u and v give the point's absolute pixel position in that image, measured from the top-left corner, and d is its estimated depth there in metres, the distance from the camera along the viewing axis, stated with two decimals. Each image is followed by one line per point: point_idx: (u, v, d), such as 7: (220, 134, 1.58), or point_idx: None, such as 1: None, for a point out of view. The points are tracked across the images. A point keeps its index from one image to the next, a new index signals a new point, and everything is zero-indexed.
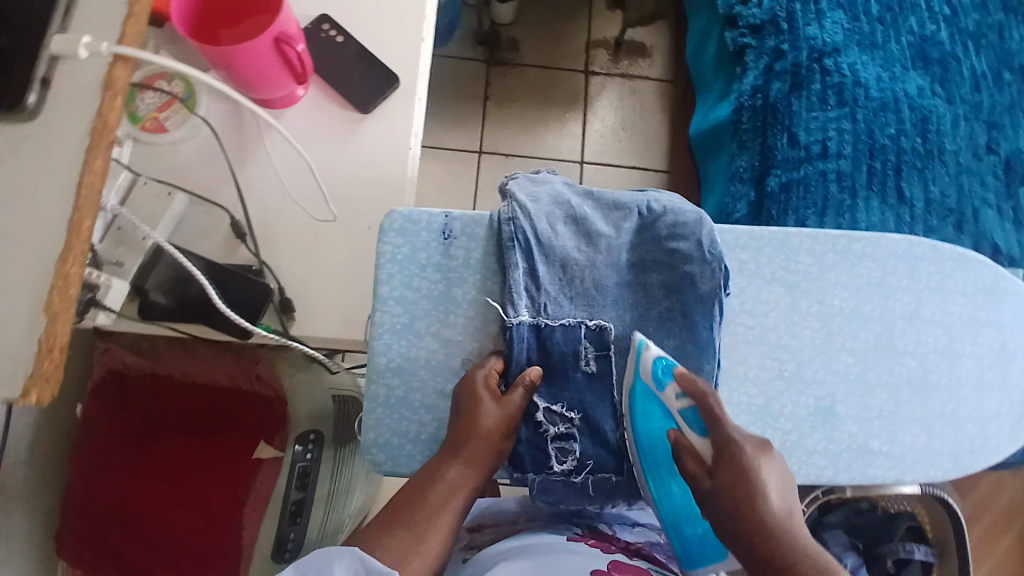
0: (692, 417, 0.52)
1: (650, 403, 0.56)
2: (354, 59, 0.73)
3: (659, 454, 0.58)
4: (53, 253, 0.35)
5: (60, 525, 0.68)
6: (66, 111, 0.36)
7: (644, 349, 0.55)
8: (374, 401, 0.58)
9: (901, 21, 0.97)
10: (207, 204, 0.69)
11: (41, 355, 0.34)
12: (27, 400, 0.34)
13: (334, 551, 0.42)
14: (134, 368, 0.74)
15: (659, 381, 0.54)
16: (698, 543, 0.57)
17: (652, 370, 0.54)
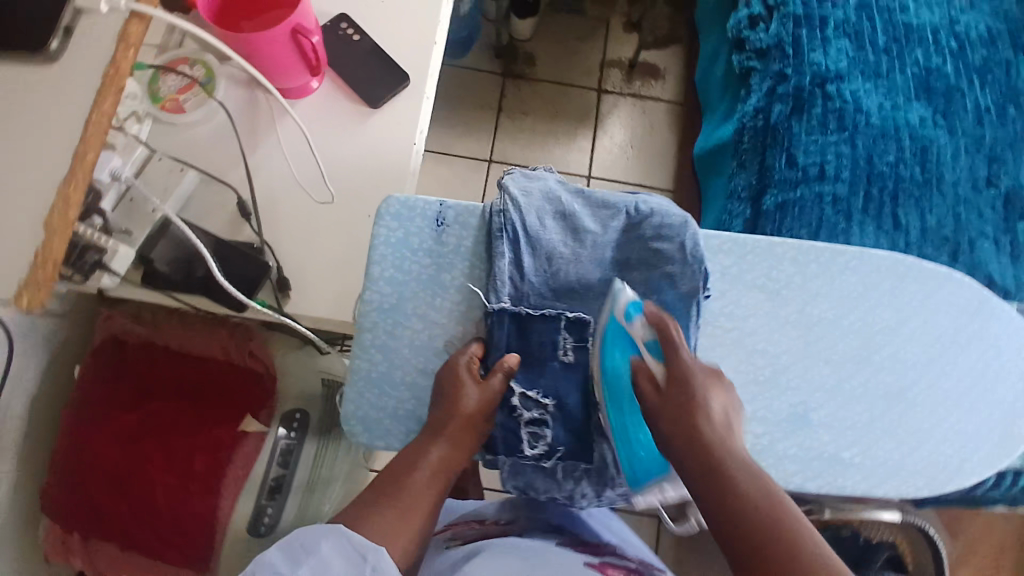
0: (654, 346, 0.56)
1: (618, 337, 0.59)
2: (367, 56, 0.76)
3: (622, 387, 0.59)
4: (58, 178, 0.41)
5: (51, 478, 0.72)
6: (78, 62, 0.44)
7: (619, 289, 0.59)
8: (357, 373, 0.61)
9: (907, 52, 0.99)
10: (215, 183, 0.72)
11: (36, 265, 0.41)
12: (20, 302, 0.40)
13: (320, 529, 0.43)
14: (134, 335, 0.77)
15: (628, 316, 0.58)
16: (645, 471, 0.58)
17: (623, 306, 0.58)
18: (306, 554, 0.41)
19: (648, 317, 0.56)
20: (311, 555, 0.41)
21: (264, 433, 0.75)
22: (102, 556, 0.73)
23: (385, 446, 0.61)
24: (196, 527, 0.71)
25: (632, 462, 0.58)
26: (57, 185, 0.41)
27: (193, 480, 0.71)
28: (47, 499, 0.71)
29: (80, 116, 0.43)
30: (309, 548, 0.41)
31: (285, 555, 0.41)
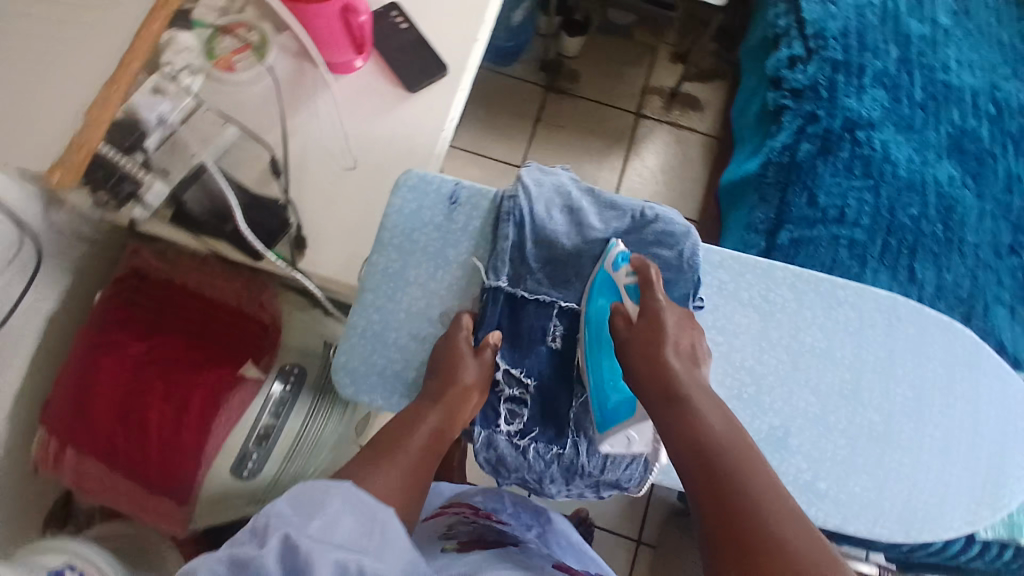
0: (634, 289, 0.61)
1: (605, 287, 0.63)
2: (412, 45, 0.80)
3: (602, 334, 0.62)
4: None
5: (54, 393, 0.76)
6: None
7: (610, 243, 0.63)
8: (352, 330, 0.64)
9: (943, 112, 0.99)
10: (253, 141, 0.77)
11: None
12: None
13: (330, 485, 0.46)
14: (156, 272, 0.82)
15: (616, 266, 0.62)
16: (614, 412, 0.60)
17: (612, 257, 0.63)
18: (316, 508, 0.44)
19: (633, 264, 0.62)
20: (320, 508, 0.44)
21: (260, 381, 0.78)
22: (89, 475, 0.76)
23: (368, 402, 0.63)
24: (183, 457, 0.74)
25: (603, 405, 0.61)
26: None
27: (187, 414, 0.74)
28: (47, 412, 0.75)
29: None
30: (319, 501, 0.44)
31: (294, 505, 0.43)
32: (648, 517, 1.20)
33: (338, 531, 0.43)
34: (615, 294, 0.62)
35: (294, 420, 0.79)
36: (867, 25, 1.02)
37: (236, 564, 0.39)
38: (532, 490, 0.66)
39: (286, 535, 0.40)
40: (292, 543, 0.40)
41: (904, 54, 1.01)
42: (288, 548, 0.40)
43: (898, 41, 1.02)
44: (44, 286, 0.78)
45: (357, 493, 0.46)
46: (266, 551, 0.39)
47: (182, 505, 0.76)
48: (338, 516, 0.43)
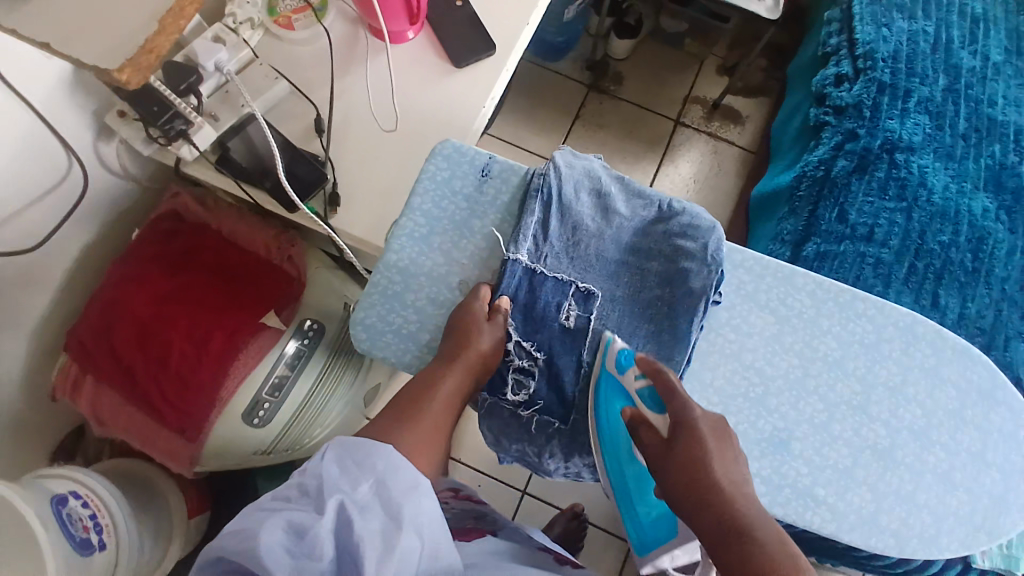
0: (647, 396, 0.59)
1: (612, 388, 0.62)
2: (463, 22, 0.82)
3: (618, 438, 0.63)
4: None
5: (81, 320, 0.79)
6: None
7: (611, 342, 0.62)
8: (374, 287, 0.65)
9: (984, 144, 0.97)
10: (302, 98, 0.80)
11: (143, 52, 0.50)
12: (120, 75, 0.50)
13: (373, 447, 0.51)
14: (194, 215, 0.85)
15: (621, 366, 0.61)
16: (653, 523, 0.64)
17: (616, 358, 0.61)
18: (362, 471, 0.49)
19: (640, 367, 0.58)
20: (365, 471, 0.49)
21: (280, 331, 0.80)
22: (107, 403, 0.79)
23: (381, 357, 0.64)
24: (199, 396, 0.77)
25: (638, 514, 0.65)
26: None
27: (207, 353, 0.77)
28: (73, 338, 0.78)
29: None
30: (362, 464, 0.50)
31: (342, 468, 0.49)
32: None
33: (385, 492, 0.48)
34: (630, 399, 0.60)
35: (307, 373, 0.82)
36: (919, 50, 1.01)
37: (297, 527, 0.44)
38: (530, 463, 0.67)
39: (341, 502, 0.46)
40: (347, 511, 0.46)
41: (952, 84, 0.99)
42: (344, 515, 0.45)
43: (947, 70, 1.00)
44: (87, 216, 0.81)
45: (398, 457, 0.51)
46: (323, 514, 0.45)
47: (191, 443, 0.79)
48: (383, 479, 0.49)
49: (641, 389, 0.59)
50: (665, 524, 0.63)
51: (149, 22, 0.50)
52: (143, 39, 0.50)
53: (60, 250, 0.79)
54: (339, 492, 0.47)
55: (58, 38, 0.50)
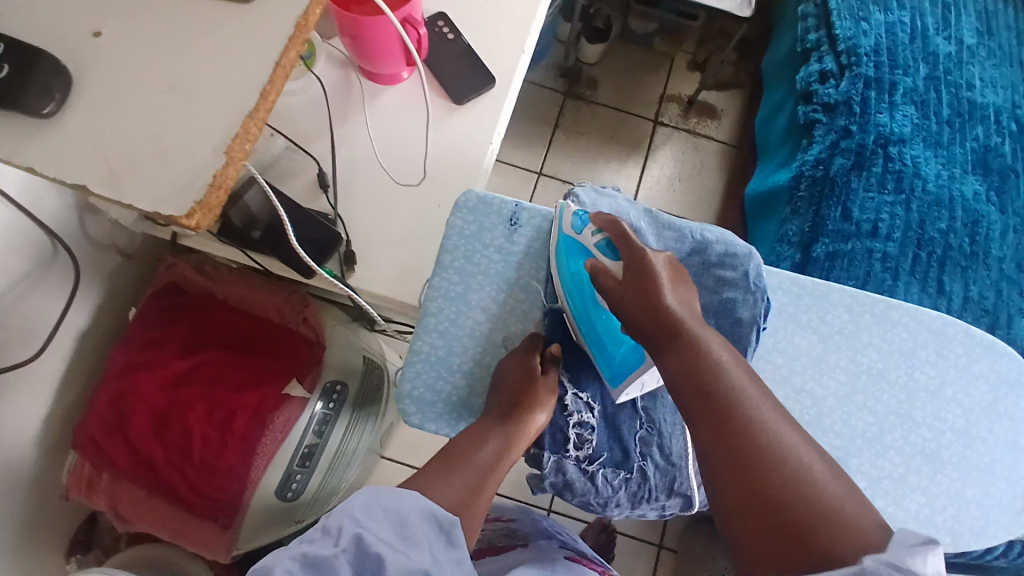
0: (604, 245, 0.60)
1: (572, 247, 0.63)
2: (460, 56, 0.79)
3: (583, 287, 0.62)
4: (244, 109, 0.38)
5: (88, 412, 0.73)
6: (277, 3, 0.41)
7: (565, 207, 0.64)
8: (416, 355, 0.63)
9: (968, 128, 1.00)
10: (299, 151, 0.76)
11: (212, 188, 0.37)
12: (189, 221, 0.37)
13: (397, 492, 0.48)
14: (196, 286, 0.81)
15: (578, 226, 0.62)
16: (624, 365, 0.60)
17: (571, 218, 0.63)
18: (385, 513, 0.45)
19: (596, 221, 0.61)
20: (389, 512, 0.45)
21: (306, 399, 0.75)
22: (128, 499, 0.74)
23: (434, 429, 0.63)
24: (228, 479, 0.72)
25: (606, 363, 0.61)
26: (240, 114, 0.38)
27: (231, 434, 0.72)
28: (81, 434, 0.72)
29: (270, 56, 0.39)
30: (389, 507, 0.46)
31: (367, 509, 0.45)
32: (670, 524, 1.19)
33: (410, 535, 0.45)
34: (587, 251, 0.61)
35: (334, 437, 0.77)
36: (898, 41, 1.03)
37: (310, 560, 0.41)
38: (592, 511, 0.66)
39: (360, 536, 0.42)
40: (366, 543, 0.42)
41: (932, 71, 1.02)
42: (364, 550, 0.42)
43: (927, 58, 1.03)
44: (85, 303, 0.76)
45: (422, 499, 0.48)
46: (340, 549, 0.42)
47: (226, 529, 0.75)
48: (407, 519, 0.45)
49: (598, 243, 0.61)
50: (631, 354, 0.60)
51: (217, 151, 0.38)
52: (211, 172, 0.37)
53: (60, 344, 0.73)
54: (357, 527, 0.43)
55: (102, 180, 0.37)
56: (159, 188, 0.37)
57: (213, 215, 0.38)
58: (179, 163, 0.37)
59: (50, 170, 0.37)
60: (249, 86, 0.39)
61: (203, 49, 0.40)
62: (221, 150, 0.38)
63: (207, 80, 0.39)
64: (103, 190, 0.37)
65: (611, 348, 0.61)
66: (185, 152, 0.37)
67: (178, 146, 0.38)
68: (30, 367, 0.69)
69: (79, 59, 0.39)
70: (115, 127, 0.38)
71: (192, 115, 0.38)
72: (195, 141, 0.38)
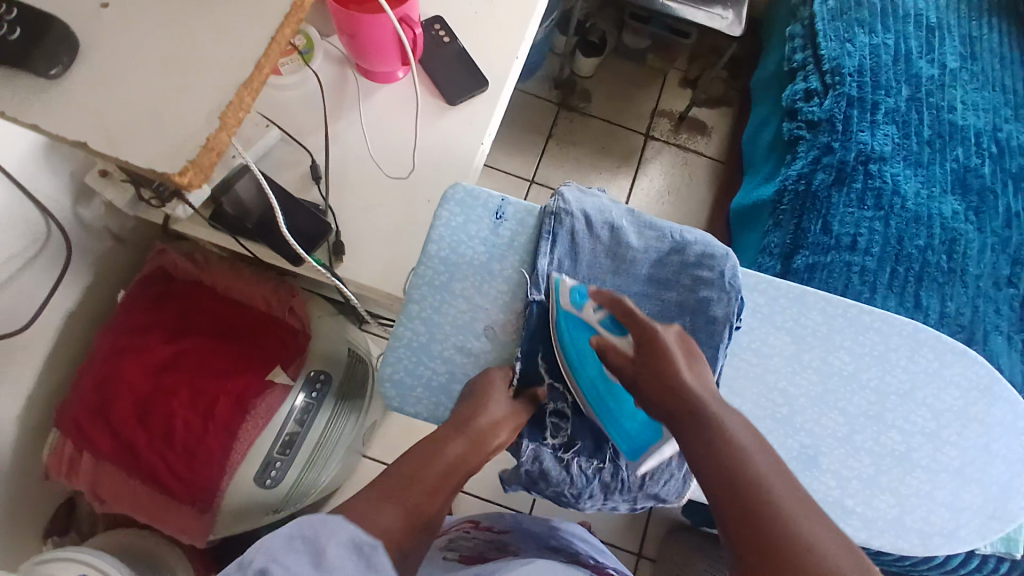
0: (610, 322, 0.60)
1: (574, 326, 0.62)
2: (455, 58, 0.81)
3: (589, 364, 0.63)
4: (238, 80, 0.40)
5: (72, 394, 0.74)
6: None
7: (561, 281, 0.63)
8: (399, 341, 0.65)
9: (948, 149, 1.03)
10: (294, 144, 0.77)
11: (205, 151, 0.39)
12: (181, 181, 0.38)
13: (323, 518, 0.42)
14: (184, 273, 0.82)
15: (577, 302, 0.62)
16: (642, 439, 0.62)
17: (569, 295, 0.62)
18: (304, 544, 0.40)
19: (596, 298, 0.61)
20: (309, 544, 0.40)
21: (289, 386, 0.76)
22: (106, 481, 0.74)
23: (413, 414, 0.64)
24: (208, 464, 0.73)
25: (624, 437, 0.62)
26: (236, 85, 0.40)
27: (214, 420, 0.72)
28: (64, 415, 0.73)
29: (266, 31, 0.41)
30: (308, 540, 0.40)
31: (285, 543, 0.40)
32: (651, 529, 1.18)
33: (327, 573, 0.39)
34: (590, 329, 0.61)
35: (316, 426, 0.78)
36: (882, 63, 1.07)
37: None
38: (565, 503, 0.67)
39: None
40: None
41: (915, 93, 1.05)
42: None
43: (909, 80, 1.06)
44: (74, 282, 0.77)
45: (348, 526, 0.42)
46: None
47: (203, 514, 0.75)
48: (326, 550, 0.40)
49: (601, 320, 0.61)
50: (649, 429, 0.62)
51: (211, 115, 0.39)
52: (205, 135, 0.39)
53: (48, 321, 0.74)
54: (269, 564, 0.38)
55: (100, 141, 0.38)
56: (153, 150, 0.38)
57: (203, 175, 0.40)
58: (172, 127, 0.39)
59: (48, 129, 0.39)
60: (245, 58, 0.40)
61: (201, 23, 0.41)
62: (214, 116, 0.39)
63: (204, 52, 0.41)
64: (99, 149, 0.39)
65: (626, 423, 0.62)
66: (181, 121, 0.39)
67: (172, 111, 0.39)
68: (17, 340, 0.70)
69: (79, 27, 0.41)
70: (112, 91, 0.39)
71: (187, 85, 0.40)
72: (192, 109, 0.39)
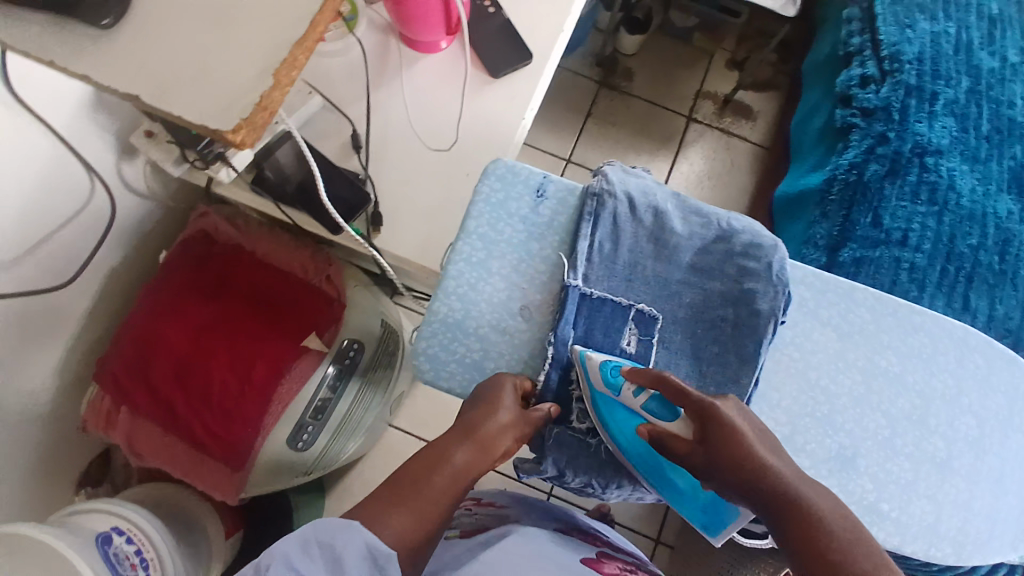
0: (654, 405, 0.57)
1: (619, 410, 0.60)
2: (500, 30, 0.79)
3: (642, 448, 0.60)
4: (291, 37, 0.39)
5: (112, 349, 0.75)
6: None
7: (586, 359, 0.60)
8: (434, 315, 0.64)
9: (1007, 145, 0.98)
10: (336, 112, 0.77)
11: (258, 108, 0.39)
12: (234, 137, 0.38)
13: (340, 524, 0.42)
14: (224, 237, 0.82)
15: (612, 385, 0.58)
16: (713, 514, 0.60)
17: (601, 376, 0.59)
18: (320, 549, 0.40)
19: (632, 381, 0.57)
20: (327, 550, 0.40)
21: (323, 353, 0.77)
22: (143, 436, 0.76)
23: (447, 388, 0.64)
24: (243, 426, 0.74)
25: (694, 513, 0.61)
26: (289, 43, 0.39)
27: (250, 382, 0.74)
28: (104, 370, 0.75)
29: None
30: (327, 548, 0.40)
31: (303, 547, 0.40)
32: (669, 517, 1.18)
33: None
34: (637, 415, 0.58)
35: (346, 395, 0.78)
36: (943, 52, 1.01)
37: None
38: (591, 492, 0.67)
39: None
40: None
41: (975, 85, 1.00)
42: None
43: (970, 71, 1.01)
44: (115, 241, 0.78)
45: (365, 534, 0.42)
46: None
47: (237, 473, 0.76)
48: (343, 559, 0.40)
49: (645, 402, 0.58)
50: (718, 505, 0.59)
51: (263, 73, 0.39)
52: (257, 93, 0.39)
53: (90, 277, 0.75)
54: (287, 569, 0.38)
55: (154, 92, 0.39)
56: (208, 105, 0.38)
57: (255, 133, 0.40)
58: (226, 81, 0.39)
59: (104, 80, 0.39)
60: (298, 14, 0.40)
61: None
62: (267, 73, 0.39)
63: (256, 7, 0.40)
64: (154, 101, 0.39)
65: (693, 500, 0.60)
66: (231, 77, 0.39)
67: (226, 67, 0.39)
68: (61, 293, 0.72)
69: None
70: (166, 45, 0.39)
71: (241, 40, 0.39)
72: (245, 65, 0.39)
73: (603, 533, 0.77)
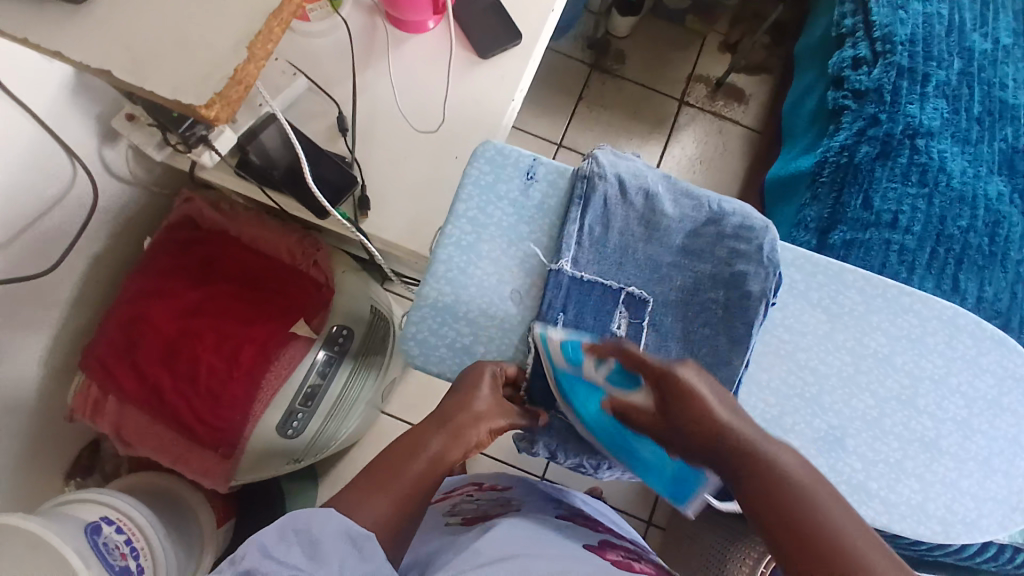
0: (615, 376, 0.56)
1: (580, 384, 0.58)
2: (489, 9, 0.77)
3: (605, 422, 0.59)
4: (265, 9, 0.38)
5: (97, 336, 0.74)
6: None
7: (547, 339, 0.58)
8: (423, 300, 0.64)
9: (998, 127, 0.98)
10: (322, 94, 0.75)
11: (231, 82, 0.38)
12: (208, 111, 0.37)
13: (315, 511, 0.42)
14: (210, 222, 0.81)
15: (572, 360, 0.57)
16: (681, 487, 0.58)
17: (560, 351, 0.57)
18: (297, 535, 0.40)
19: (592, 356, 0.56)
20: (304, 537, 0.40)
21: (312, 339, 0.76)
22: (132, 423, 0.75)
23: (437, 372, 0.64)
24: (232, 410, 0.73)
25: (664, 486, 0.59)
26: (264, 16, 0.38)
27: (239, 366, 0.73)
28: (90, 355, 0.74)
29: None
30: (303, 535, 0.40)
31: (280, 535, 0.39)
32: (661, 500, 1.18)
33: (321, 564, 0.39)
34: (598, 388, 0.58)
35: (337, 382, 0.78)
36: (935, 32, 1.00)
37: None
38: (581, 471, 0.67)
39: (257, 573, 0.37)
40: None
41: (966, 66, 0.99)
42: None
43: (962, 52, 1.00)
44: (99, 226, 0.77)
45: (341, 518, 0.42)
46: None
47: (227, 459, 0.76)
48: (320, 542, 0.40)
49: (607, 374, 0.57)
50: (682, 479, 0.57)
51: (238, 47, 0.38)
52: (232, 66, 0.38)
53: (73, 263, 0.74)
54: (263, 557, 0.38)
55: (126, 68, 0.38)
56: (181, 79, 0.37)
57: (229, 108, 0.39)
58: (198, 55, 0.38)
59: (73, 54, 0.38)
60: None
61: None
62: (242, 46, 0.38)
63: None
64: (126, 76, 0.38)
65: (661, 474, 0.59)
66: (207, 50, 0.38)
67: (199, 41, 0.38)
68: (45, 278, 0.71)
69: None
70: (136, 17, 0.38)
71: (215, 13, 0.38)
72: (219, 38, 0.38)
73: (598, 512, 0.78)
